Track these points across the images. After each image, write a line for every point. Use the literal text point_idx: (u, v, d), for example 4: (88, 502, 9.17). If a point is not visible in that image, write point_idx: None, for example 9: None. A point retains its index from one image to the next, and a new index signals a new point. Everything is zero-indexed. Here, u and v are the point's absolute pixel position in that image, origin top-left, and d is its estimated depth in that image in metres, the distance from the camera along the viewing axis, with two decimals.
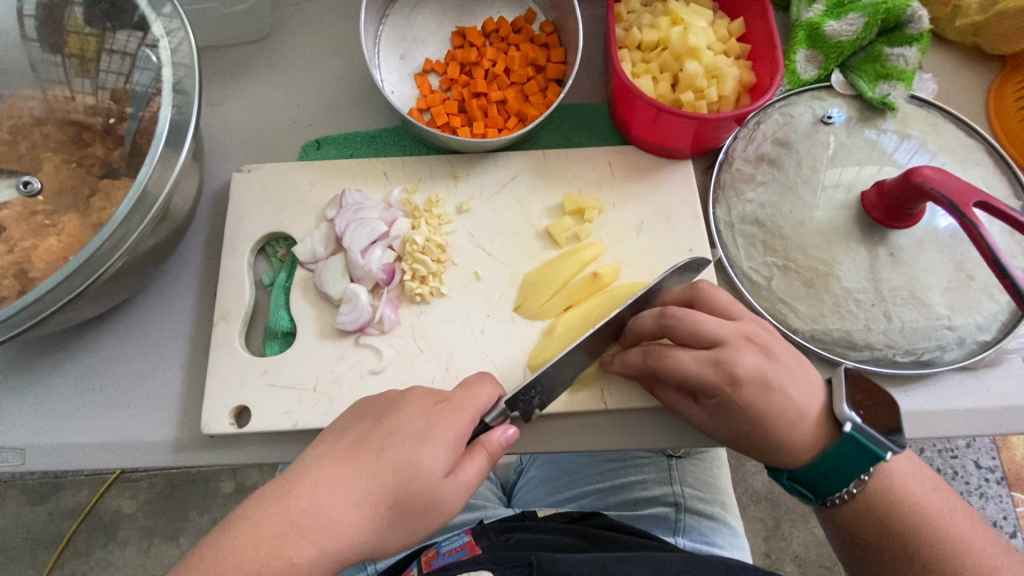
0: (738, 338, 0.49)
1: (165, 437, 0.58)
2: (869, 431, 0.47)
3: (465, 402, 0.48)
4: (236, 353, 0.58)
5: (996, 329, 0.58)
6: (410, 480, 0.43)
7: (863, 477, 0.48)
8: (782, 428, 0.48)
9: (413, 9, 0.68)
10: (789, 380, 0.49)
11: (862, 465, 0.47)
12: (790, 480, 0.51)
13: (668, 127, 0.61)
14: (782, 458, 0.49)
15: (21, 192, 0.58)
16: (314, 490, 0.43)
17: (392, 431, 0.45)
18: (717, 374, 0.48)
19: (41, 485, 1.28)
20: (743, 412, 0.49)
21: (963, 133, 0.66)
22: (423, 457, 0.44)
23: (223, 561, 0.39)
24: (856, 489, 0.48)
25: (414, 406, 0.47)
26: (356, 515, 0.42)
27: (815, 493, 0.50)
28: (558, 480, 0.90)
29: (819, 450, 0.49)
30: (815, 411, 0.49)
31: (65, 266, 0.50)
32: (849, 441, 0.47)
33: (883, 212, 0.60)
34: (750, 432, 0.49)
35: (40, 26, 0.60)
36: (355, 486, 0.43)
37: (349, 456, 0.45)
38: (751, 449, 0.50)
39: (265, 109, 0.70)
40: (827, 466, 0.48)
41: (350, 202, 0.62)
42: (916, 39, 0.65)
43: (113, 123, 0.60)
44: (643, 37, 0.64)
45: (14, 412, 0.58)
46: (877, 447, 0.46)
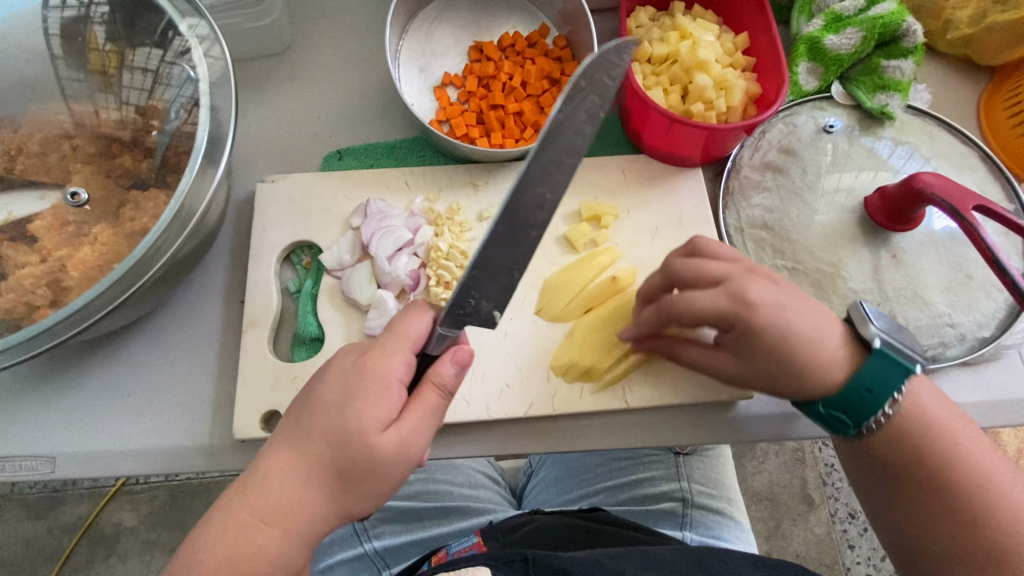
0: (738, 269, 0.52)
1: (195, 443, 0.59)
2: (896, 345, 0.51)
3: (391, 344, 0.47)
4: (266, 359, 0.59)
5: (994, 325, 0.61)
6: (353, 441, 0.45)
7: (897, 397, 0.50)
8: (805, 349, 0.50)
9: (432, 24, 0.70)
10: (795, 301, 0.52)
11: (895, 382, 0.50)
12: (824, 408, 0.52)
13: (680, 137, 0.64)
14: (807, 388, 0.51)
15: (68, 202, 0.59)
16: (268, 477, 0.46)
17: (325, 400, 0.47)
18: (732, 304, 0.50)
19: (39, 500, 1.27)
20: (766, 336, 0.50)
21: (957, 140, 0.69)
22: (360, 417, 0.45)
23: (206, 551, 0.45)
24: (890, 411, 0.50)
25: (337, 372, 0.48)
26: (308, 489, 0.45)
27: (852, 422, 0.51)
28: (568, 480, 0.92)
29: (846, 373, 0.51)
30: (834, 333, 0.52)
31: (108, 276, 0.51)
32: (881, 358, 0.50)
33: (885, 216, 0.63)
34: (773, 355, 0.51)
35: (69, 40, 0.62)
36: (299, 463, 0.46)
37: (294, 436, 0.47)
38: (773, 378, 0.52)
39: (286, 121, 0.71)
40: (867, 384, 0.50)
41: (374, 211, 0.64)
42: (911, 52, 0.68)
43: (142, 135, 0.61)
44: (654, 50, 0.67)
45: (42, 421, 0.58)
46: (905, 360, 0.50)
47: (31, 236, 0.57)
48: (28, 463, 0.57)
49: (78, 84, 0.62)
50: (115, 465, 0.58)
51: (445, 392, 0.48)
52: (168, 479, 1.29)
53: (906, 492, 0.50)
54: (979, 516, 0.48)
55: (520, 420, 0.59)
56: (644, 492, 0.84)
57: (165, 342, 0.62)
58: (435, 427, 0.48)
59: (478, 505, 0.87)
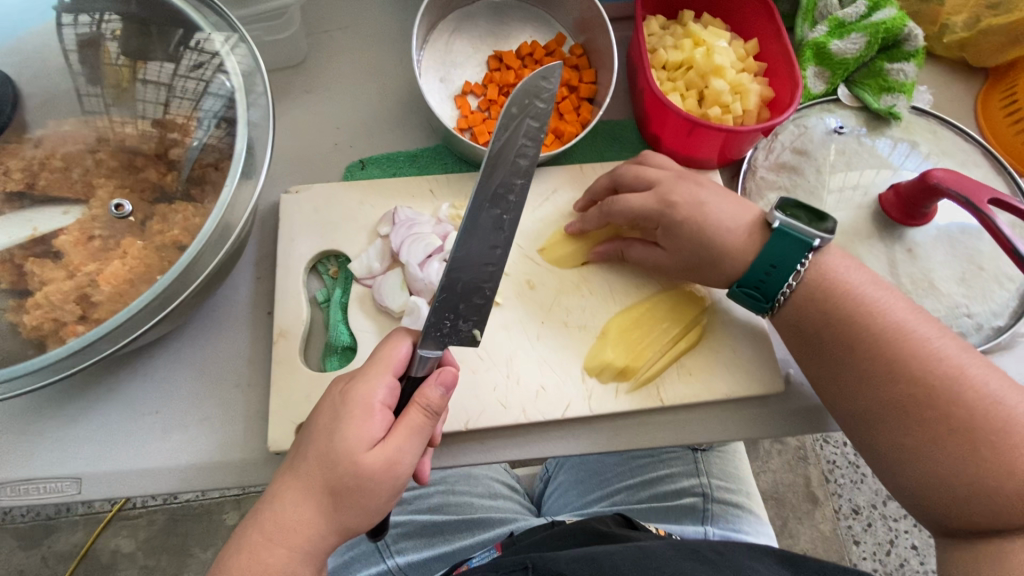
0: (669, 179, 0.60)
1: (227, 457, 0.58)
2: (798, 223, 0.55)
3: (371, 366, 0.48)
4: (298, 370, 0.59)
5: (1009, 314, 0.63)
6: (341, 463, 0.45)
7: (800, 269, 0.55)
8: (719, 235, 0.56)
9: (451, 34, 0.72)
10: (716, 197, 0.58)
11: (797, 255, 0.55)
12: (739, 286, 0.57)
13: (700, 140, 0.66)
14: (724, 267, 0.57)
15: (113, 214, 0.58)
16: (269, 503, 0.46)
17: (314, 426, 0.47)
18: (655, 205, 0.59)
19: (31, 529, 1.22)
20: (683, 226, 0.57)
21: (960, 138, 0.72)
22: (347, 438, 0.45)
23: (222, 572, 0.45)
24: (793, 283, 0.55)
25: (327, 398, 0.48)
26: (306, 511, 0.45)
27: (764, 297, 0.56)
28: (588, 481, 0.92)
29: (755, 251, 0.56)
30: (747, 219, 0.57)
31: (151, 289, 0.51)
32: (783, 235, 0.55)
33: (899, 211, 0.65)
34: (695, 244, 0.57)
35: (92, 54, 0.61)
36: (296, 486, 0.46)
37: (291, 462, 0.48)
38: (703, 266, 0.58)
39: (306, 133, 0.72)
40: (770, 260, 0.55)
41: (402, 218, 0.64)
42: (913, 55, 0.71)
43: (166, 148, 0.61)
44: (669, 57, 0.69)
45: (68, 440, 0.57)
46: (804, 236, 0.54)
47: (57, 252, 0.56)
48: (55, 485, 0.55)
49: (100, 98, 0.62)
50: (146, 483, 0.56)
51: (431, 412, 0.47)
52: (167, 501, 1.25)
53: (834, 351, 0.53)
54: (904, 369, 0.50)
55: (556, 422, 0.59)
56: (664, 489, 0.85)
57: (194, 356, 0.61)
58: (423, 447, 0.47)
59: (499, 517, 0.85)
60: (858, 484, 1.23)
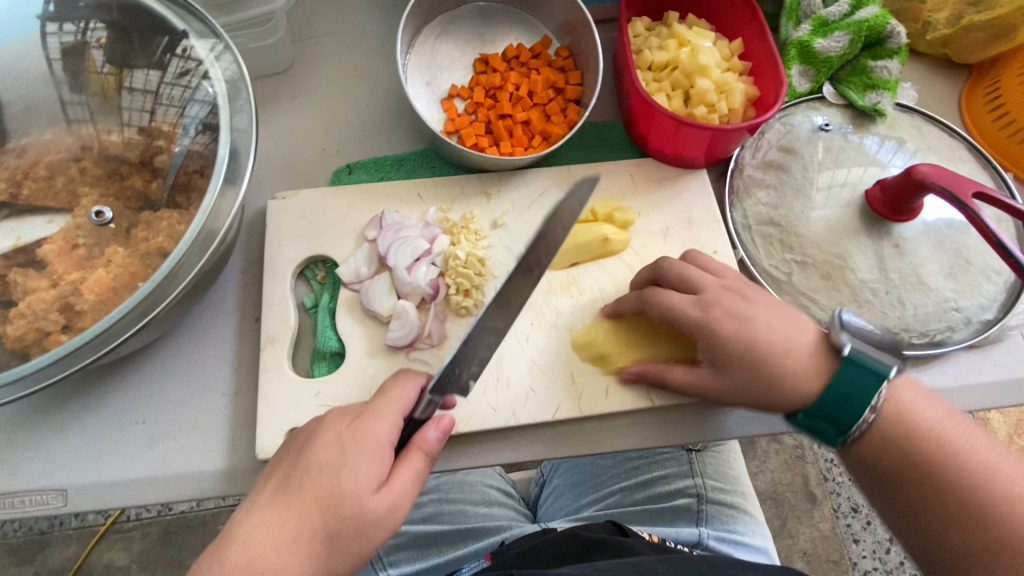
0: (717, 286, 0.56)
1: (215, 467, 0.57)
2: (869, 351, 0.49)
3: (381, 405, 0.48)
4: (286, 376, 0.58)
5: (996, 308, 0.64)
6: (343, 504, 0.44)
7: (879, 401, 0.49)
8: (775, 359, 0.52)
9: (436, 38, 0.72)
10: (768, 312, 0.54)
11: (874, 387, 0.49)
12: (806, 418, 0.51)
13: (686, 139, 0.66)
14: (784, 400, 0.52)
15: (93, 222, 0.58)
16: (249, 538, 0.44)
17: (312, 461, 0.46)
18: (700, 312, 0.55)
19: (23, 545, 1.20)
20: (737, 345, 0.53)
21: (944, 134, 0.72)
22: (352, 477, 0.45)
23: None
24: (872, 417, 0.49)
25: (329, 434, 0.47)
26: (294, 555, 0.43)
27: (837, 431, 0.51)
28: (583, 484, 0.92)
29: (820, 382, 0.51)
30: (805, 342, 0.53)
31: (134, 295, 0.50)
32: (856, 364, 0.49)
33: (886, 207, 0.65)
34: (754, 369, 0.52)
35: (75, 62, 0.61)
36: (287, 528, 0.44)
37: (276, 496, 0.45)
38: (765, 398, 0.52)
39: (292, 138, 0.71)
40: (843, 390, 0.49)
41: (390, 222, 0.64)
42: (896, 52, 0.72)
43: (151, 155, 0.61)
44: (654, 58, 0.69)
45: (53, 452, 0.56)
46: (882, 366, 0.48)
47: (41, 262, 0.55)
48: (40, 497, 0.55)
49: (84, 106, 0.61)
50: (132, 494, 0.56)
51: (432, 457, 0.49)
52: (161, 513, 1.24)
53: (913, 492, 0.49)
54: (986, 517, 0.46)
55: (547, 424, 0.59)
56: (658, 490, 0.84)
57: (181, 364, 0.60)
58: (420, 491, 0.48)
59: (493, 524, 0.84)
60: None
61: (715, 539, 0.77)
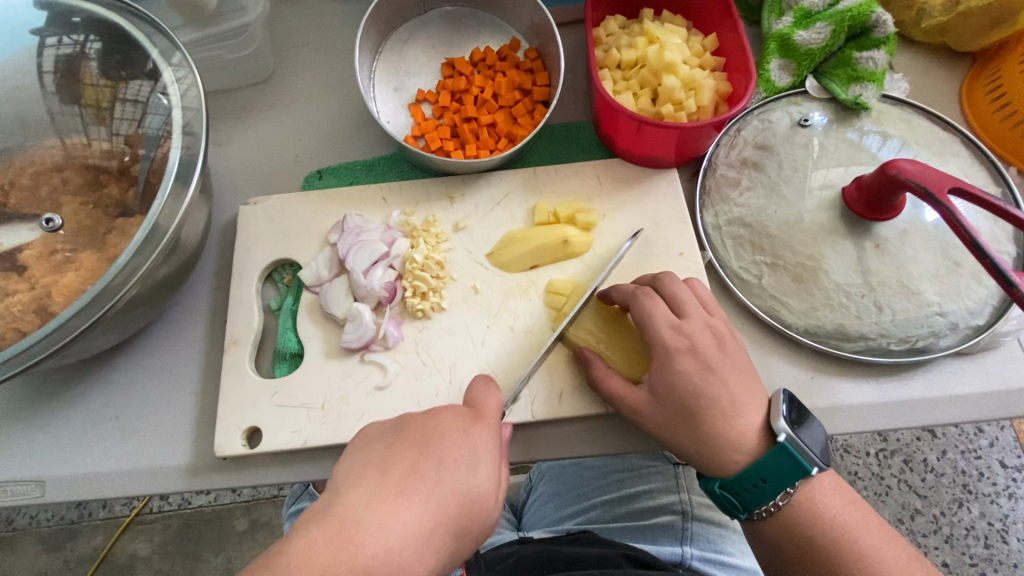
0: (700, 323, 0.55)
1: (180, 463, 0.59)
2: (799, 443, 0.50)
3: (492, 416, 0.49)
4: (247, 376, 0.60)
5: (987, 313, 0.59)
6: (470, 507, 0.43)
7: (789, 490, 0.50)
8: (721, 422, 0.51)
9: (404, 44, 0.73)
10: (731, 373, 0.53)
11: (791, 478, 0.50)
12: (720, 489, 0.52)
13: (651, 138, 0.64)
14: (707, 460, 0.51)
15: (43, 228, 0.60)
16: (384, 529, 0.40)
17: (439, 460, 0.44)
18: (680, 339, 0.53)
19: (57, 533, 1.25)
20: (684, 396, 0.52)
21: (938, 128, 0.68)
22: (479, 481, 0.44)
23: None
24: (782, 502, 0.51)
25: (451, 430, 0.46)
26: (420, 555, 0.40)
27: (742, 507, 0.52)
28: (567, 494, 0.90)
29: (750, 458, 0.51)
30: (757, 424, 0.52)
31: (81, 297, 0.51)
32: (785, 452, 0.50)
33: (863, 206, 0.61)
34: (688, 423, 0.52)
35: (61, 77, 0.65)
36: (420, 524, 0.41)
37: (406, 490, 0.42)
38: (689, 454, 0.52)
39: (268, 146, 0.73)
40: (761, 473, 0.50)
41: (351, 226, 0.65)
42: (883, 42, 0.68)
43: (128, 164, 0.63)
44: (622, 56, 0.68)
45: (33, 447, 0.59)
46: (807, 462, 0.50)
47: (22, 266, 0.59)
48: (18, 488, 0.58)
49: (69, 119, 0.65)
50: (103, 489, 0.58)
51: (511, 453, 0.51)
52: (181, 507, 1.27)
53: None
54: None
55: None
56: (641, 505, 0.81)
57: (154, 364, 0.63)
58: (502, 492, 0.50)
59: None
60: (883, 497, 1.17)
61: (699, 560, 0.74)
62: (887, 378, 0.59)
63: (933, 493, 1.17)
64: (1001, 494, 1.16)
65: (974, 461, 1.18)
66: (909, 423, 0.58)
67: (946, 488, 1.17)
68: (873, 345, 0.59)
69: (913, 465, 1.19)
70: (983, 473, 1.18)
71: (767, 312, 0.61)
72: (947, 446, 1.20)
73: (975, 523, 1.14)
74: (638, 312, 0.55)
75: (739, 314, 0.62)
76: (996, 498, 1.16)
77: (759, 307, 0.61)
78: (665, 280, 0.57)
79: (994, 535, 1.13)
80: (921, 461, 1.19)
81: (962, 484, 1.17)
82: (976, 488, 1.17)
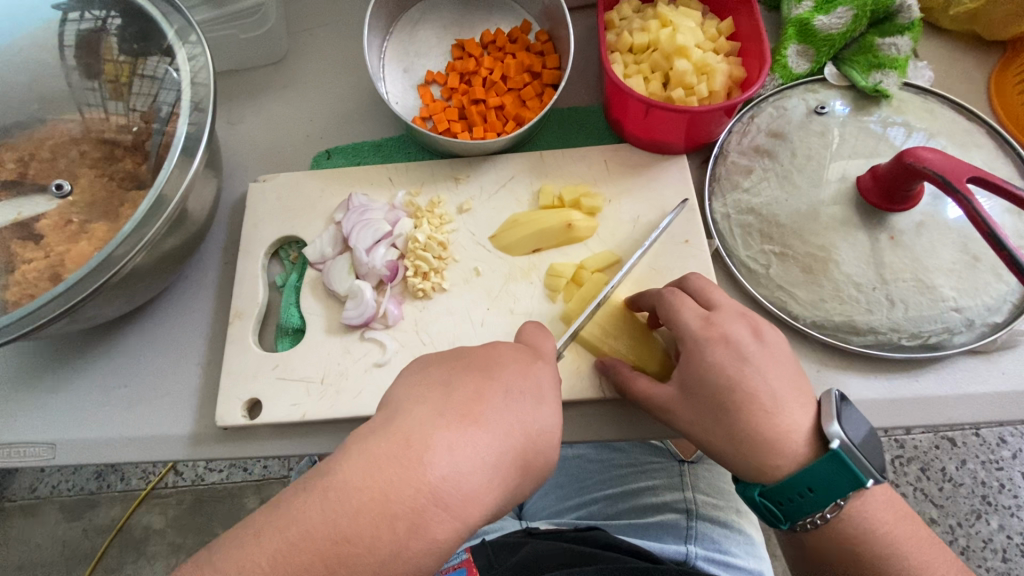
0: (739, 318, 0.51)
1: (183, 431, 0.60)
2: (856, 453, 0.45)
3: (550, 355, 0.49)
4: (250, 349, 0.61)
5: (1006, 311, 0.57)
6: (531, 443, 0.41)
7: (839, 503, 0.46)
8: (761, 420, 0.47)
9: (415, 26, 0.73)
10: (769, 367, 0.49)
11: (842, 489, 0.45)
12: (760, 495, 0.48)
13: (659, 123, 0.63)
14: (744, 462, 0.48)
15: (55, 196, 0.62)
16: (451, 454, 0.38)
17: (501, 389, 0.42)
18: (708, 328, 0.51)
19: (76, 502, 1.29)
20: (717, 389, 0.49)
21: (963, 118, 0.66)
22: (538, 419, 0.42)
23: (355, 491, 0.37)
24: (830, 514, 0.46)
25: (513, 365, 0.45)
26: (489, 482, 0.39)
27: (784, 516, 0.48)
28: (569, 486, 0.88)
29: (796, 463, 0.47)
30: (802, 426, 0.47)
31: (88, 262, 0.52)
32: (836, 462, 0.45)
33: (880, 195, 0.59)
34: (721, 417, 0.48)
35: (82, 52, 0.66)
36: (488, 451, 0.39)
37: (471, 415, 0.40)
38: (721, 450, 0.49)
39: (280, 125, 0.74)
40: (808, 482, 0.46)
41: (356, 205, 0.66)
42: (907, 28, 0.66)
43: (141, 139, 0.64)
44: (634, 40, 0.66)
45: (45, 410, 0.61)
46: (861, 473, 0.45)
47: (38, 235, 0.60)
48: (30, 450, 0.59)
49: (89, 94, 0.66)
50: (110, 454, 0.59)
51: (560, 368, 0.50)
52: (195, 482, 1.30)
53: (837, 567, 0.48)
54: None
55: None
56: (646, 501, 0.79)
57: (162, 335, 0.64)
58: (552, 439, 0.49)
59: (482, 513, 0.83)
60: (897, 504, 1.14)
61: (704, 560, 0.71)
62: (896, 374, 0.57)
63: (950, 503, 1.13)
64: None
65: (995, 472, 1.14)
66: (917, 420, 0.56)
67: (965, 498, 1.13)
68: (883, 339, 0.57)
69: (930, 473, 1.15)
70: (1005, 485, 1.13)
71: (773, 304, 0.60)
72: (967, 456, 1.16)
73: (994, 535, 1.10)
74: (664, 307, 0.53)
75: (744, 304, 0.61)
76: (1017, 511, 1.12)
77: (766, 298, 0.60)
78: (690, 279, 0.56)
79: (1014, 549, 1.09)
80: (939, 470, 1.15)
81: (981, 495, 1.13)
82: (995, 500, 1.13)
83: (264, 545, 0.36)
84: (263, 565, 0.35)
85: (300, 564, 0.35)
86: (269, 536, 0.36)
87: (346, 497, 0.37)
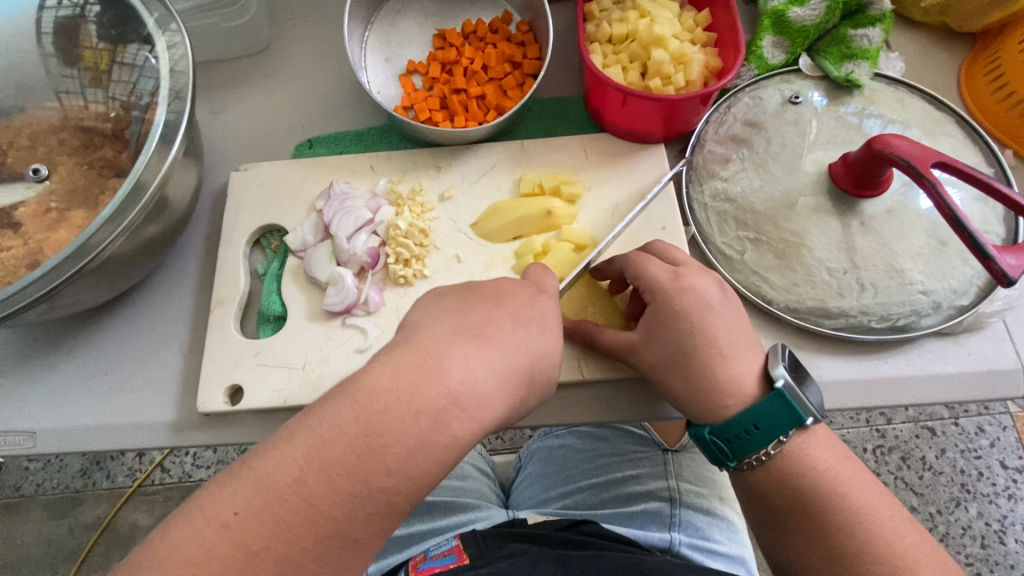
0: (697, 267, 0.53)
1: (165, 418, 0.60)
2: (798, 392, 0.48)
3: (556, 292, 0.49)
4: (231, 336, 0.61)
5: (972, 294, 0.59)
6: (539, 360, 0.44)
7: (781, 440, 0.48)
8: (716, 365, 0.49)
9: (397, 15, 0.73)
10: (728, 316, 0.51)
11: (784, 426, 0.48)
12: (710, 434, 0.50)
13: (637, 111, 0.64)
14: (701, 407, 0.50)
15: (31, 179, 0.62)
16: (467, 363, 0.41)
17: (510, 318, 0.44)
18: (671, 280, 0.52)
19: (62, 500, 1.28)
20: (682, 339, 0.50)
21: (933, 108, 0.67)
22: (546, 341, 0.45)
23: (381, 393, 0.39)
24: (773, 451, 0.48)
25: (519, 296, 0.46)
26: (502, 391, 0.41)
27: (731, 455, 0.50)
28: (554, 476, 0.88)
29: (744, 404, 0.49)
30: (753, 371, 0.50)
31: (64, 248, 0.52)
32: (781, 399, 0.48)
33: (850, 182, 0.61)
34: (680, 365, 0.50)
35: (60, 40, 0.66)
36: (500, 365, 0.42)
37: (484, 335, 0.43)
38: (681, 398, 0.51)
39: (262, 115, 0.74)
40: (754, 418, 0.48)
41: (338, 193, 0.66)
42: (878, 20, 0.67)
43: (121, 127, 0.64)
44: (613, 30, 0.67)
45: (25, 399, 0.61)
46: (801, 410, 0.48)
47: (17, 223, 0.60)
48: (11, 438, 0.59)
49: (68, 82, 0.66)
50: (91, 442, 0.59)
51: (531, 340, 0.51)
52: (182, 479, 1.29)
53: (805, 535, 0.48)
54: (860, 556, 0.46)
55: None
56: (630, 490, 0.79)
57: (143, 323, 0.64)
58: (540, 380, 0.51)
59: (469, 501, 0.81)
60: None
61: (688, 546, 0.72)
62: (867, 356, 0.59)
63: (929, 491, 1.16)
64: (1000, 494, 1.14)
65: (973, 460, 1.17)
66: (887, 402, 0.58)
67: (944, 486, 1.16)
68: (854, 322, 0.59)
69: (911, 462, 1.18)
70: (982, 473, 1.16)
71: (747, 288, 0.61)
72: (947, 445, 1.19)
73: (972, 522, 1.13)
74: (631, 266, 0.54)
75: None
76: (994, 498, 1.14)
77: (740, 282, 0.61)
78: (653, 244, 0.57)
79: (991, 535, 1.12)
80: (919, 458, 1.18)
81: (960, 483, 1.16)
82: (974, 487, 1.15)
83: (297, 443, 0.39)
84: (297, 459, 0.38)
85: (335, 455, 0.38)
86: (302, 435, 0.39)
87: (370, 397, 0.39)
